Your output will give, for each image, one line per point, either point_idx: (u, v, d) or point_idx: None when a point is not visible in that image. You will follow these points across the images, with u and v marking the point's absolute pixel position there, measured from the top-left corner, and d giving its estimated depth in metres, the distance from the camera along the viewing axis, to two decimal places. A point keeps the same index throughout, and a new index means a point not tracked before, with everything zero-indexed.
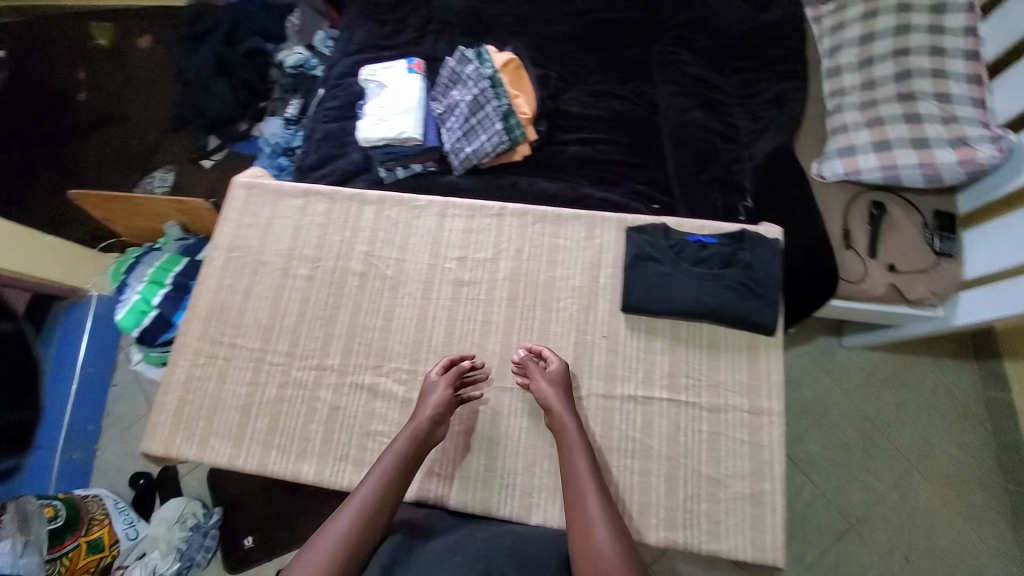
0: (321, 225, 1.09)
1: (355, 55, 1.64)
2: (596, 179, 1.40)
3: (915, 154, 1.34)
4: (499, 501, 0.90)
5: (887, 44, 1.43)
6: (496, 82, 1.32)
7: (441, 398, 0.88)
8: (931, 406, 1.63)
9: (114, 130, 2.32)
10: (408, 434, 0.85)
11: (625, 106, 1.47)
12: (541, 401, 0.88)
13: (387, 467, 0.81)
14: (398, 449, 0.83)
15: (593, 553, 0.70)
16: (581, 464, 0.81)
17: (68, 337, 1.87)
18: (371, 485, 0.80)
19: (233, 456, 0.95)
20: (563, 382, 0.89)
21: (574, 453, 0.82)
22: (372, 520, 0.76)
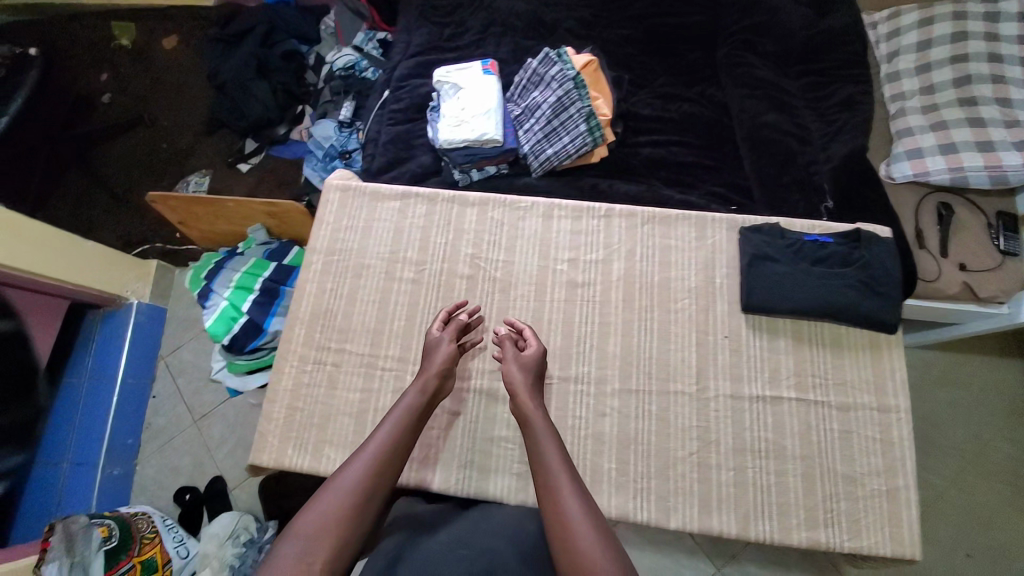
0: (422, 228, 1.07)
1: (415, 57, 1.60)
2: (673, 181, 1.39)
3: (982, 156, 1.30)
4: (485, 481, 0.92)
5: (944, 51, 1.40)
6: (580, 83, 1.29)
7: (447, 352, 0.92)
8: (987, 402, 1.60)
9: (141, 133, 2.25)
10: (419, 387, 0.87)
11: (694, 108, 1.47)
12: (507, 380, 0.89)
13: (395, 418, 0.83)
14: (409, 401, 0.85)
15: (567, 519, 0.71)
16: (553, 440, 0.81)
17: (106, 348, 1.82)
18: (380, 440, 0.80)
19: None
20: (534, 366, 0.90)
21: (540, 435, 0.82)
22: (383, 469, 0.78)
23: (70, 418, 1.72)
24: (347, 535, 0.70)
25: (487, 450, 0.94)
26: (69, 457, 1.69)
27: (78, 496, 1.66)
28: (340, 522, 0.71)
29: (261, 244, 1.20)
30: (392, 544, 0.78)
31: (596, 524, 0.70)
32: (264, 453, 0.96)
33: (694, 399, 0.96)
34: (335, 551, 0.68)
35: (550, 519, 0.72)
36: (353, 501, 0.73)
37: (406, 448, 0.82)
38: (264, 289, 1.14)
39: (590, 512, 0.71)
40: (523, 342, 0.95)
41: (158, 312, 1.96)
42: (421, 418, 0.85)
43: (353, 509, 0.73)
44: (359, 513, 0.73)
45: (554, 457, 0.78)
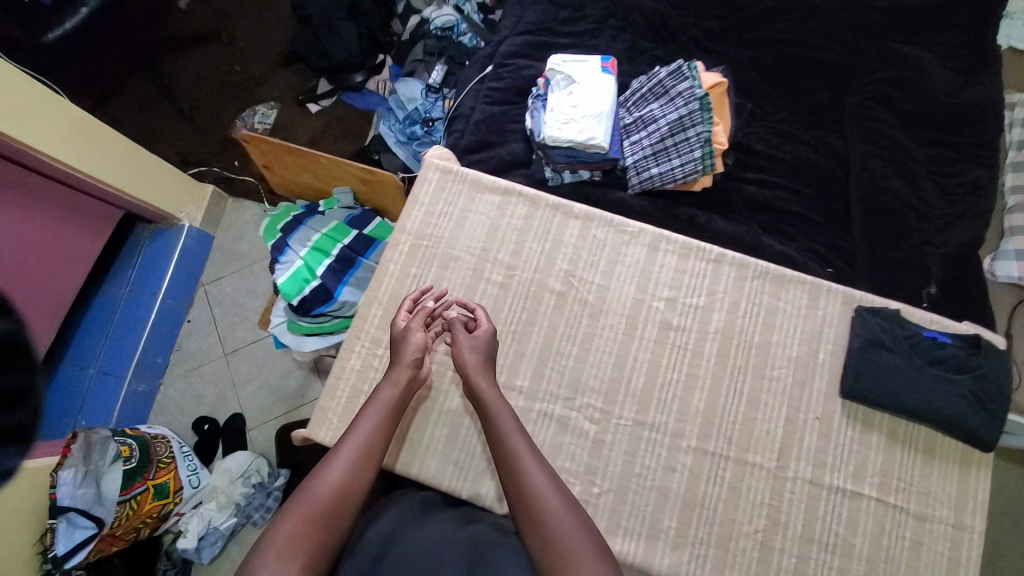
0: (521, 230, 1.01)
1: (525, 34, 1.50)
2: (771, 229, 1.32)
3: None
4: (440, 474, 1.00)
5: None
6: (707, 105, 1.18)
7: (420, 340, 0.89)
8: None
9: (215, 50, 2.17)
10: (392, 380, 0.86)
11: (811, 154, 1.37)
12: (458, 362, 0.87)
13: (373, 412, 0.83)
14: (385, 396, 0.84)
15: (541, 503, 0.72)
16: (520, 437, 0.79)
17: (152, 265, 1.79)
18: (357, 439, 0.79)
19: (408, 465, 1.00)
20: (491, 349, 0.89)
21: (502, 420, 0.81)
22: (361, 465, 0.77)
23: (105, 326, 1.72)
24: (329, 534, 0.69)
25: (448, 442, 1.01)
26: (97, 365, 1.69)
27: (100, 405, 1.67)
28: (319, 524, 0.69)
29: (344, 207, 1.16)
30: (376, 537, 0.76)
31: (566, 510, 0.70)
32: (321, 432, 0.94)
33: (771, 474, 0.92)
34: (315, 554, 0.66)
35: (529, 510, 0.72)
36: (330, 499, 0.72)
37: (384, 441, 0.82)
38: (342, 255, 1.11)
39: (566, 501, 0.71)
40: (473, 324, 0.93)
41: (207, 238, 1.92)
42: (397, 413, 0.85)
43: (331, 508, 0.71)
44: (337, 514, 0.71)
45: (527, 449, 0.77)
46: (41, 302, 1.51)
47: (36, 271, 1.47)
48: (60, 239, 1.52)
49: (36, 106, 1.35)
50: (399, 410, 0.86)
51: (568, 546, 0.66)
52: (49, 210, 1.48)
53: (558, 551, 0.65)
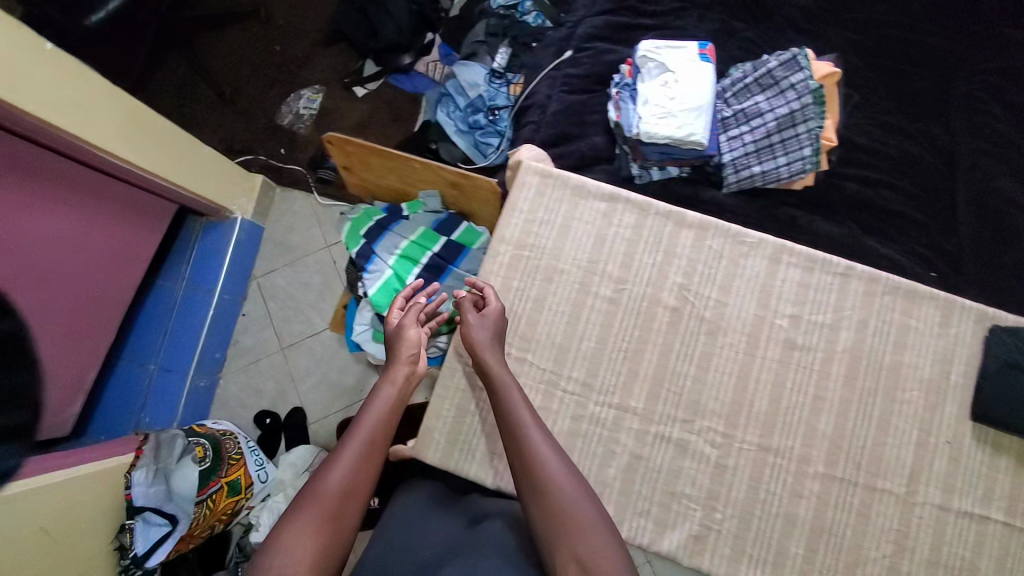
0: (630, 240, 0.94)
1: (604, 15, 1.40)
2: (871, 229, 1.23)
3: None
4: (467, 464, 0.92)
5: None
6: (821, 97, 1.10)
7: (414, 337, 0.92)
8: None
9: (255, 28, 2.06)
10: (391, 379, 0.88)
11: (916, 148, 1.27)
12: (467, 340, 0.85)
13: (373, 410, 0.85)
14: (384, 396, 0.87)
15: (547, 481, 0.71)
16: (525, 412, 0.77)
17: (207, 260, 1.75)
18: (361, 438, 0.82)
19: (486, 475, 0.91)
20: (497, 328, 0.86)
21: (507, 401, 0.79)
22: (364, 465, 0.80)
23: (163, 322, 1.69)
24: (338, 530, 0.74)
25: (473, 432, 0.93)
26: (158, 362, 1.66)
27: (163, 402, 1.65)
28: (327, 523, 0.73)
29: (430, 212, 1.11)
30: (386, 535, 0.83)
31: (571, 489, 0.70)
32: (427, 452, 0.93)
33: (899, 500, 0.87)
34: (324, 550, 0.72)
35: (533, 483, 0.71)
36: (336, 499, 0.76)
37: (387, 440, 0.84)
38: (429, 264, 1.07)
39: (574, 480, 0.70)
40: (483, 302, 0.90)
41: (257, 231, 1.87)
42: (398, 409, 0.87)
43: (338, 507, 0.75)
44: (341, 516, 0.75)
45: (530, 428, 0.76)
46: (103, 301, 1.49)
47: (98, 271, 1.45)
48: (119, 237, 1.48)
49: (97, 102, 1.28)
50: (400, 407, 0.88)
51: (575, 517, 0.67)
52: (109, 209, 1.44)
53: (563, 531, 0.66)
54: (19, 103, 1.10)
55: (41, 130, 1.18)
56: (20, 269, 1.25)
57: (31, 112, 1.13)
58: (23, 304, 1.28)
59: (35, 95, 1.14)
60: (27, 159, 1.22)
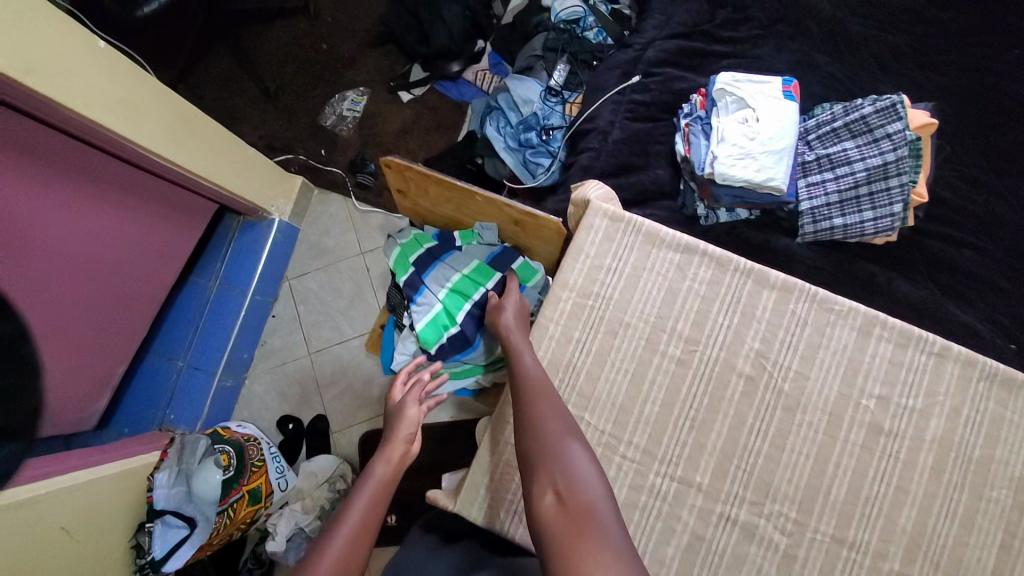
0: (704, 298, 0.87)
1: (675, 39, 1.31)
2: (951, 292, 1.13)
3: None
4: (503, 524, 0.87)
5: None
6: (917, 151, 1.02)
7: (414, 416, 0.92)
8: None
9: (302, 25, 2.01)
10: (385, 455, 0.86)
11: (1003, 207, 1.16)
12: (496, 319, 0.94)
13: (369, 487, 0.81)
14: (378, 473, 0.83)
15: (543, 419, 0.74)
16: (530, 361, 0.83)
17: (241, 258, 1.71)
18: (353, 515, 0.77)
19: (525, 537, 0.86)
20: (517, 306, 0.96)
21: (519, 351, 0.85)
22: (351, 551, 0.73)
23: (195, 319, 1.65)
24: None
25: (508, 487, 0.88)
26: (187, 358, 1.63)
27: (189, 401, 1.62)
28: None
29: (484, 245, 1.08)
30: None
31: (566, 431, 0.73)
32: (473, 509, 0.89)
33: None
34: None
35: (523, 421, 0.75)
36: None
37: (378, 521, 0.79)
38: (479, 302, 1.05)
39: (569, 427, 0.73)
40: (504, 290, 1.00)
41: (292, 232, 1.82)
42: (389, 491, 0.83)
43: None
44: None
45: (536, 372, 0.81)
46: (134, 302, 1.41)
47: (134, 272, 1.37)
48: (158, 235, 1.41)
49: (145, 98, 1.20)
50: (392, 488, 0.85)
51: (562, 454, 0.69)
52: (150, 207, 1.35)
53: (557, 463, 0.68)
54: (66, 101, 1.02)
55: (86, 127, 1.10)
56: (56, 272, 1.18)
57: (79, 109, 1.05)
58: (57, 308, 1.21)
59: (81, 92, 1.05)
60: (71, 155, 1.14)
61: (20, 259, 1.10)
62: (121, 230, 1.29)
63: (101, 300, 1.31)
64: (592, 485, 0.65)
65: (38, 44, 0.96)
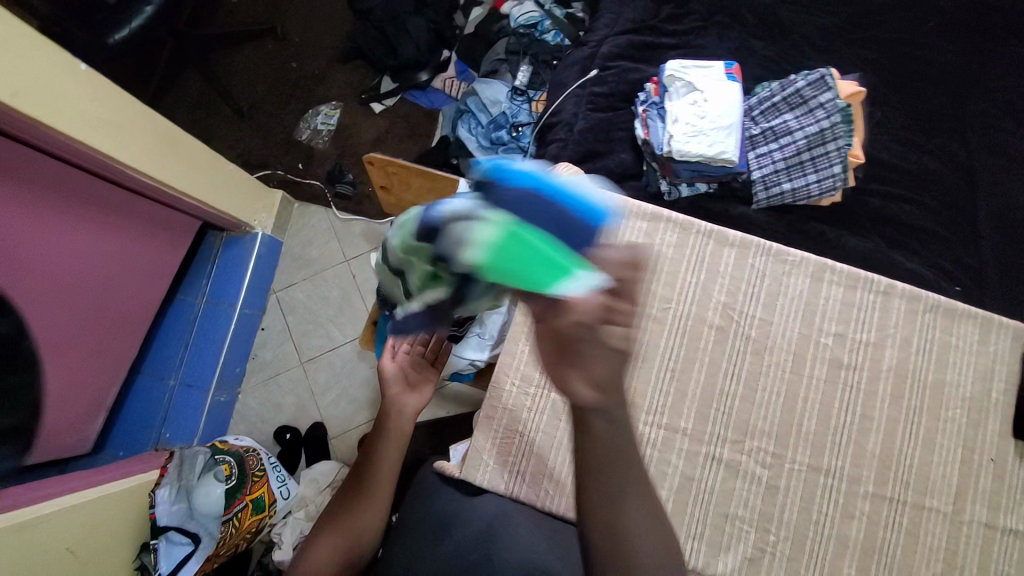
0: (672, 260, 0.95)
1: (627, 35, 1.42)
2: (896, 244, 1.25)
3: None
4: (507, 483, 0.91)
5: None
6: (849, 116, 1.13)
7: (394, 371, 0.96)
8: None
9: (269, 46, 2.07)
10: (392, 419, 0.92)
11: (934, 164, 1.30)
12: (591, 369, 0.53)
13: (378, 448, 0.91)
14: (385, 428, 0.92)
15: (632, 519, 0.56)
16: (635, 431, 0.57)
17: (229, 273, 1.73)
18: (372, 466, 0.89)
19: (529, 494, 0.91)
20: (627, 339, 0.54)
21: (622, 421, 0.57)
22: (374, 493, 0.87)
23: (184, 336, 1.66)
24: (356, 546, 0.82)
25: (514, 448, 0.92)
26: (179, 377, 1.63)
27: (184, 418, 1.63)
28: (346, 542, 0.82)
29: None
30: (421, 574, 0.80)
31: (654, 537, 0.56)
32: (479, 472, 0.92)
33: (948, 520, 0.87)
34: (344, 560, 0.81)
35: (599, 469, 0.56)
36: (353, 520, 0.84)
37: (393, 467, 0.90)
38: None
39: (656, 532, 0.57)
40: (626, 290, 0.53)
41: (276, 244, 1.85)
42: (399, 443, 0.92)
43: (354, 528, 0.83)
44: (359, 536, 0.83)
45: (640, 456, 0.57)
46: (127, 322, 1.43)
47: (127, 291, 1.40)
48: (148, 253, 1.44)
49: (127, 119, 1.24)
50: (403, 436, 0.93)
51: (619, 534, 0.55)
52: (140, 226, 1.39)
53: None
54: (54, 123, 1.06)
55: (73, 150, 1.14)
56: (47, 293, 1.19)
57: (66, 131, 1.08)
58: (49, 329, 1.22)
59: (68, 115, 1.09)
60: (59, 177, 1.17)
61: (15, 281, 1.12)
62: (112, 248, 1.32)
63: (95, 319, 1.33)
64: None
65: (24, 69, 1.00)
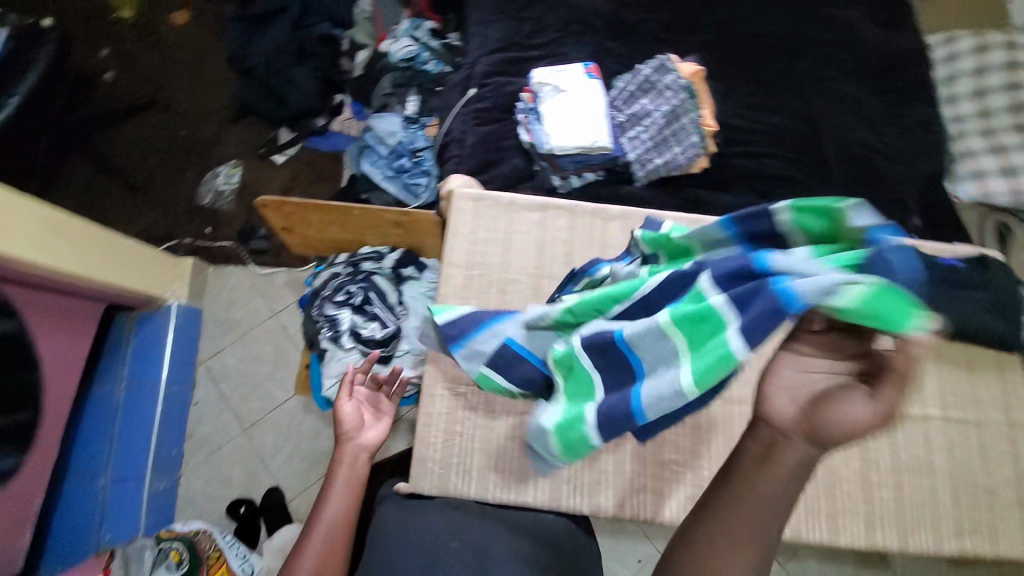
0: (566, 242, 1.04)
1: (497, 53, 1.54)
2: (766, 193, 1.41)
3: None
4: (457, 485, 0.91)
5: (1000, 78, 1.48)
6: (693, 92, 1.30)
7: (350, 413, 0.95)
8: None
9: (153, 118, 2.04)
10: (346, 465, 0.89)
11: (783, 120, 1.48)
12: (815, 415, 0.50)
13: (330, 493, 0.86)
14: (338, 475, 0.89)
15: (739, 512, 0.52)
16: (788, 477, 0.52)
17: (147, 352, 1.63)
18: (329, 516, 0.84)
19: (481, 491, 0.91)
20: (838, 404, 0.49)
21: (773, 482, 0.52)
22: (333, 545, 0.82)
23: (108, 429, 1.51)
24: None
25: (459, 449, 0.92)
26: (110, 474, 1.49)
27: (124, 518, 1.50)
28: None
29: (370, 261, 1.17)
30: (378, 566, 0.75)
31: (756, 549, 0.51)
32: (427, 482, 0.91)
33: None
34: None
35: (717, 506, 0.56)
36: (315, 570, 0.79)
37: (351, 515, 0.87)
38: (379, 292, 1.13)
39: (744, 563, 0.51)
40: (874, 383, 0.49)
41: (195, 314, 1.80)
42: (356, 489, 0.89)
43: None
44: None
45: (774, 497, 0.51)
46: (41, 424, 1.31)
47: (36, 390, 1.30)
48: (59, 345, 1.36)
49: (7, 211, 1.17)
50: (359, 483, 0.90)
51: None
52: (39, 321, 1.30)
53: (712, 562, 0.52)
54: None
55: None
56: None
57: None
58: None
59: None
60: None
61: None
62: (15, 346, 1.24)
63: (10, 427, 1.22)
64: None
65: None
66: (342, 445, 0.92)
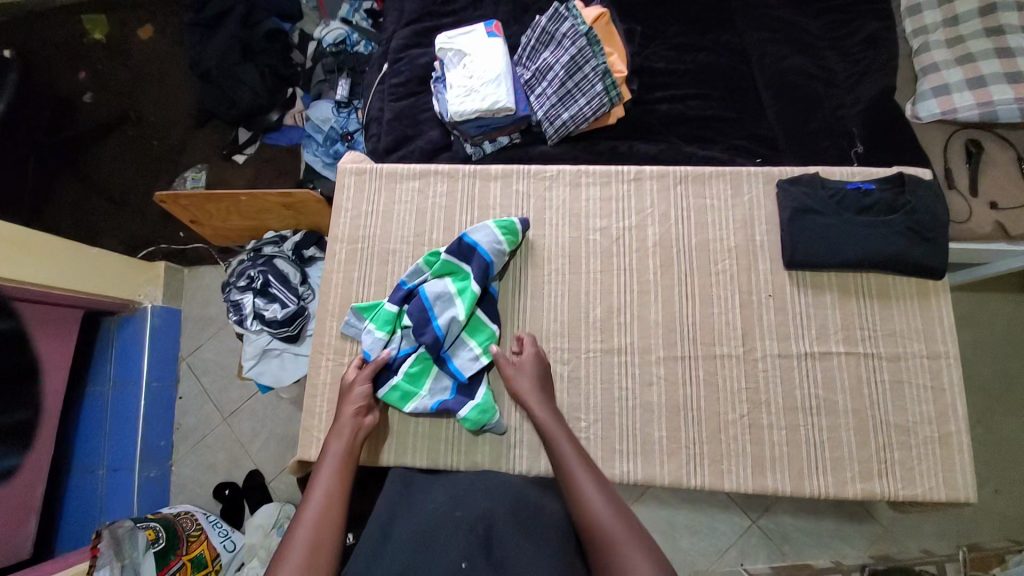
0: (446, 207, 1.07)
1: (412, 25, 1.50)
2: (692, 138, 1.34)
3: (1011, 89, 1.19)
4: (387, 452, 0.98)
5: None
6: (594, 37, 1.24)
7: (362, 392, 0.93)
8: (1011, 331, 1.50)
9: (129, 132, 2.13)
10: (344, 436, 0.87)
11: (712, 57, 1.39)
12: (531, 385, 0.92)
13: (324, 471, 0.82)
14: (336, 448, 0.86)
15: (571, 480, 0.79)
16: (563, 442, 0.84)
17: (127, 354, 1.76)
18: (326, 483, 0.80)
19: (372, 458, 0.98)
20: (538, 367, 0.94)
21: (555, 440, 0.85)
22: (327, 509, 0.76)
23: (99, 426, 1.68)
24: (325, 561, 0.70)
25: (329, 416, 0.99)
26: (104, 464, 1.66)
27: (119, 501, 1.65)
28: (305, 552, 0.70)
29: (271, 245, 1.30)
30: (376, 531, 0.75)
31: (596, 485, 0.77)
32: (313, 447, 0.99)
33: (741, 360, 0.96)
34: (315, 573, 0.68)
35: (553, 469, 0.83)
36: (316, 526, 0.73)
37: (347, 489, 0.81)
38: (279, 273, 1.23)
39: (604, 493, 0.76)
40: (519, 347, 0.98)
41: (174, 314, 1.92)
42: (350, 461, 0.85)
43: (316, 539, 0.72)
44: (319, 547, 0.71)
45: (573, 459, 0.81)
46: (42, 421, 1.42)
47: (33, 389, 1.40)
48: (61, 343, 1.49)
49: None
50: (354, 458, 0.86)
51: (590, 518, 0.73)
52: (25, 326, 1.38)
53: (584, 513, 0.73)
54: None
55: None
56: None
57: None
58: None
59: None
60: None
61: None
62: (50, 340, 1.45)
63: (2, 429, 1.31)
64: (602, 511, 0.73)
65: None
66: (345, 419, 0.90)
